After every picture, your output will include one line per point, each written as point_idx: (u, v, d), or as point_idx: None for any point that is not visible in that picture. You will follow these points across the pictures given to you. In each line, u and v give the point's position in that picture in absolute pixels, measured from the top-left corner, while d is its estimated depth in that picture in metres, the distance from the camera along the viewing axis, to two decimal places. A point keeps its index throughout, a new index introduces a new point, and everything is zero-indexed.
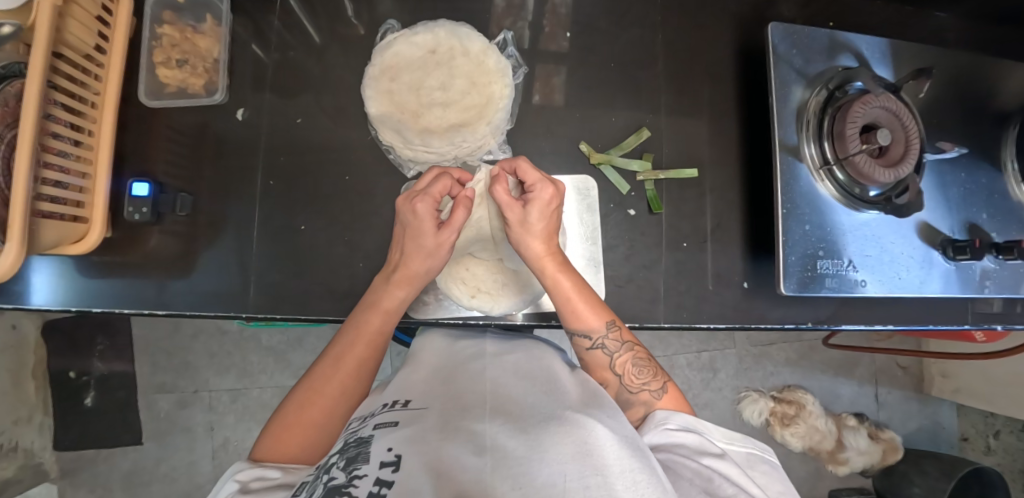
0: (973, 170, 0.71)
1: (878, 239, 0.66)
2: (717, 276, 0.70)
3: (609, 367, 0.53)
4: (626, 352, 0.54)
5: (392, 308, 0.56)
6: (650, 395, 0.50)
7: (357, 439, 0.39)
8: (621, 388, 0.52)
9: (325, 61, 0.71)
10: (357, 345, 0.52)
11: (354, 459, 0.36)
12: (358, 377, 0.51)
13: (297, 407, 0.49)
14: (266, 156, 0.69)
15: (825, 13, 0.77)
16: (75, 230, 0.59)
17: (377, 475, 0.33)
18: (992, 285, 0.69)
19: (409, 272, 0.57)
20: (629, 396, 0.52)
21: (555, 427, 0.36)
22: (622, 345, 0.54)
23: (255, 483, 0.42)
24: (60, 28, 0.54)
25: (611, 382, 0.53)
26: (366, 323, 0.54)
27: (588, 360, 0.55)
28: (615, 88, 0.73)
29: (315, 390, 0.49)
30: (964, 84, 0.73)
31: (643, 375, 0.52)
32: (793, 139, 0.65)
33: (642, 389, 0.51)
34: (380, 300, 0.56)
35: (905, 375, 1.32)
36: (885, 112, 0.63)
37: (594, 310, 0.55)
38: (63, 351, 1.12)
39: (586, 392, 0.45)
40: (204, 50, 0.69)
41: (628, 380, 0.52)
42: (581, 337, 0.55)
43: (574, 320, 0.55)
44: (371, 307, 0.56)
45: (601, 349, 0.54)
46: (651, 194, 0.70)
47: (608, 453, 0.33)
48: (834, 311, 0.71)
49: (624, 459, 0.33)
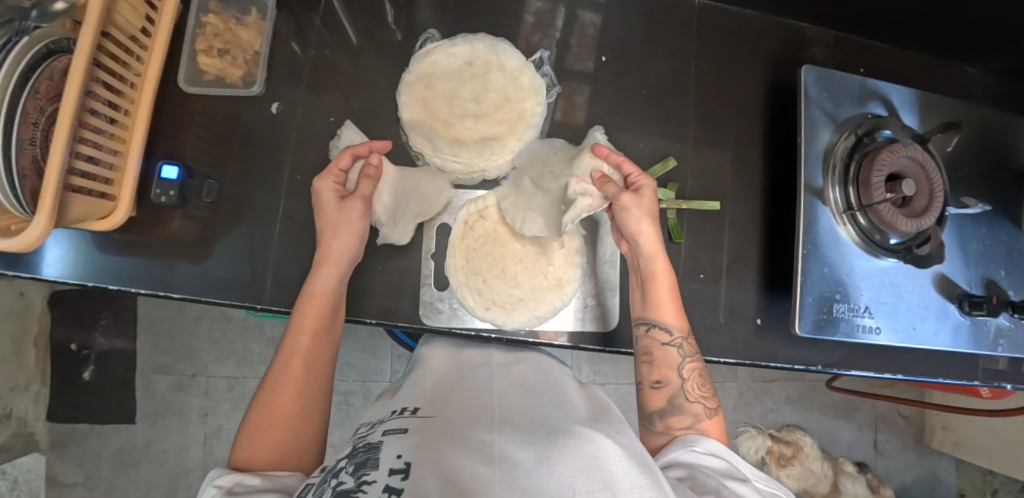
0: (994, 227, 0.71)
1: (894, 287, 0.66)
2: (731, 310, 0.70)
3: (676, 368, 0.53)
4: (697, 361, 0.54)
5: (326, 292, 0.55)
6: (703, 410, 0.51)
7: (366, 445, 0.40)
8: (680, 391, 0.52)
9: (360, 63, 0.73)
10: (301, 336, 0.52)
11: (362, 465, 0.36)
12: (309, 369, 0.51)
13: (262, 411, 0.48)
14: (293, 150, 0.70)
15: (856, 59, 0.78)
16: (102, 207, 0.59)
17: (386, 482, 0.32)
18: (1006, 344, 0.69)
19: (332, 251, 0.56)
20: (686, 403, 0.51)
21: (564, 440, 0.35)
22: (695, 353, 0.55)
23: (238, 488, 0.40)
24: (112, 9, 0.55)
25: (672, 382, 0.52)
26: (304, 314, 0.53)
27: (657, 355, 0.55)
28: (643, 115, 0.73)
29: (274, 391, 0.49)
30: (989, 141, 0.73)
31: (704, 389, 0.53)
32: (819, 182, 0.65)
33: (697, 402, 0.51)
34: (311, 288, 0.55)
35: (906, 424, 1.30)
36: (912, 163, 0.64)
37: (678, 314, 0.56)
38: (69, 323, 1.14)
39: (596, 408, 0.45)
40: (245, 41, 0.70)
41: (690, 387, 0.52)
42: (660, 330, 0.55)
43: (656, 314, 0.56)
44: (303, 296, 0.54)
45: (676, 347, 0.54)
46: (673, 222, 0.70)
47: (619, 468, 0.33)
48: (844, 356, 0.71)
49: (635, 474, 0.33)
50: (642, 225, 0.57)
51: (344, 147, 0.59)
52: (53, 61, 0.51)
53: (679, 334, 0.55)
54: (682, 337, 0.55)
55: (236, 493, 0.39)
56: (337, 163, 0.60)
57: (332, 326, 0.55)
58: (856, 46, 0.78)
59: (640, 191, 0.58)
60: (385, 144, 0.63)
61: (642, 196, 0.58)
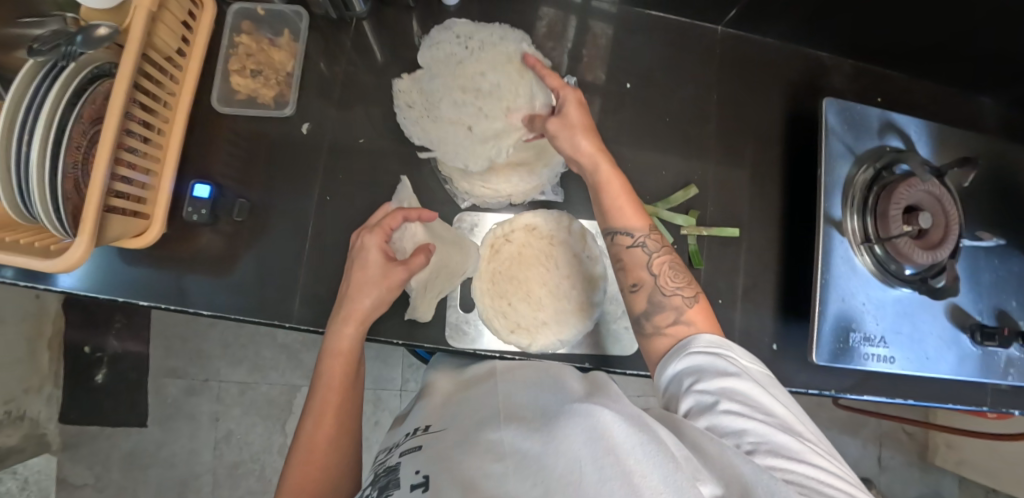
0: (1006, 258, 0.72)
1: (910, 317, 0.67)
2: (747, 335, 0.71)
3: (645, 267, 0.53)
4: (665, 253, 0.54)
5: (350, 348, 0.55)
6: (682, 299, 0.50)
7: (386, 469, 0.41)
8: (656, 289, 0.52)
9: (388, 84, 0.74)
10: (331, 392, 0.52)
11: (386, 487, 0.37)
12: (342, 423, 0.51)
13: (294, 470, 0.47)
14: (321, 169, 0.71)
15: (874, 89, 0.80)
16: (137, 225, 0.60)
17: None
18: (1016, 374, 0.70)
19: (358, 308, 0.55)
20: (663, 298, 0.51)
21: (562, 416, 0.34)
22: (661, 246, 0.54)
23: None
24: (151, 32, 0.56)
25: (645, 281, 0.52)
26: (332, 370, 0.53)
27: (625, 259, 0.54)
28: (665, 141, 0.75)
29: (311, 447, 0.48)
30: (1003, 174, 0.75)
31: (677, 280, 0.52)
32: (838, 212, 0.67)
33: (675, 293, 0.51)
34: (335, 345, 0.55)
35: (910, 441, 1.32)
36: (929, 196, 0.66)
37: (638, 214, 0.55)
38: (84, 325, 1.15)
39: (600, 385, 0.43)
40: (278, 62, 0.70)
41: (664, 282, 0.52)
42: (623, 235, 0.54)
43: (616, 219, 0.55)
44: (328, 354, 0.54)
45: (641, 247, 0.53)
46: (693, 249, 0.71)
47: (623, 423, 0.30)
48: (857, 382, 0.72)
49: (639, 427, 0.30)
50: (578, 140, 0.58)
51: (402, 211, 0.59)
52: (96, 86, 0.53)
53: (641, 232, 0.54)
54: (645, 235, 0.54)
55: None
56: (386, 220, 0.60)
57: (356, 381, 0.55)
58: (874, 76, 0.80)
59: (564, 113, 0.60)
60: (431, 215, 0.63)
61: (567, 116, 0.60)
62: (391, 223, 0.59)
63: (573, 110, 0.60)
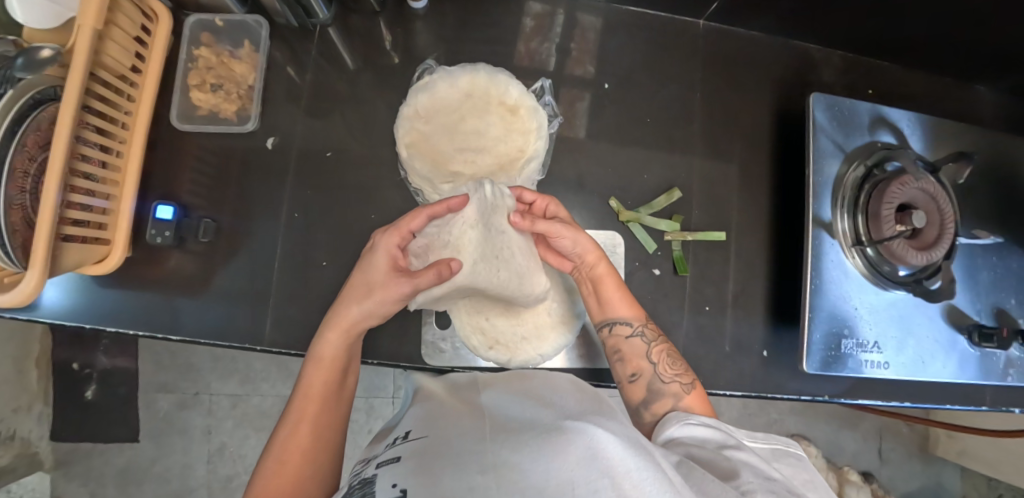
0: (1005, 255, 0.69)
1: (904, 321, 0.65)
2: (737, 342, 0.69)
3: (645, 356, 0.54)
4: (660, 344, 0.55)
5: (333, 358, 0.52)
6: (681, 387, 0.50)
7: (354, 481, 0.36)
8: (655, 376, 0.52)
9: (359, 93, 0.71)
10: (307, 404, 0.49)
11: None
12: (315, 438, 0.48)
13: (262, 486, 0.44)
14: (290, 184, 0.68)
15: (866, 81, 0.76)
16: (97, 251, 0.58)
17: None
18: (1015, 374, 0.68)
19: (345, 317, 0.53)
20: (663, 386, 0.51)
21: (555, 428, 0.27)
22: (656, 337, 0.56)
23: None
24: (99, 50, 0.54)
25: (645, 370, 0.53)
26: (311, 381, 0.51)
27: (625, 349, 0.55)
28: (648, 142, 0.72)
29: (281, 460, 0.45)
30: (1003, 167, 0.72)
31: (675, 367, 0.52)
32: (828, 214, 0.64)
33: (674, 381, 0.51)
34: (318, 354, 0.52)
35: (911, 433, 1.30)
36: (923, 194, 0.63)
37: (632, 305, 0.57)
38: (70, 343, 1.13)
39: (587, 390, 0.37)
40: (239, 75, 0.68)
41: (663, 369, 0.52)
42: (621, 325, 0.56)
43: (614, 311, 0.57)
44: (311, 362, 0.52)
45: (640, 337, 0.55)
46: (678, 255, 0.69)
47: (613, 452, 0.25)
48: (851, 386, 0.70)
49: (632, 459, 0.25)
50: (578, 242, 0.58)
51: (425, 206, 0.55)
52: (40, 112, 0.50)
53: (638, 322, 0.56)
54: (641, 325, 0.56)
55: None
56: (408, 221, 0.56)
57: (340, 394, 0.52)
58: (866, 67, 0.76)
59: (573, 245, 0.58)
60: (462, 201, 0.58)
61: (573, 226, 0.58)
62: (407, 225, 0.55)
63: (573, 247, 0.58)
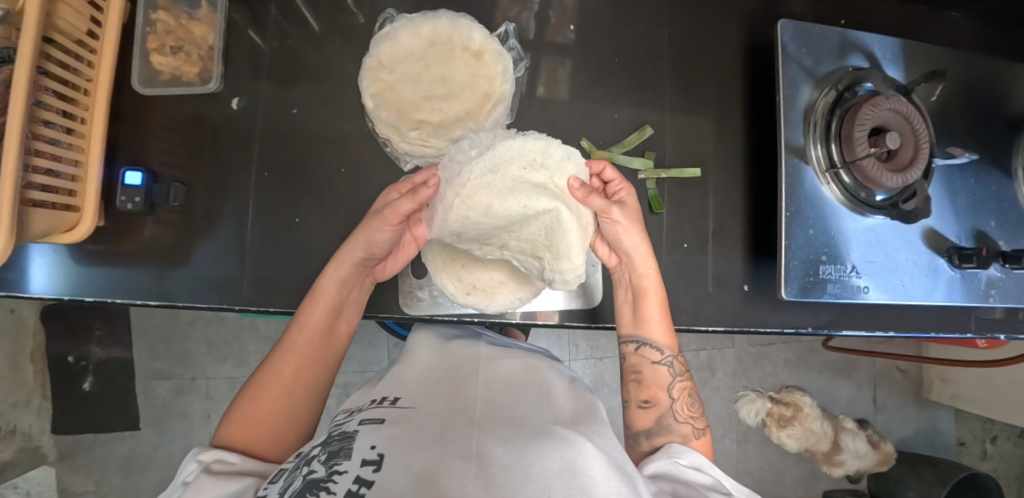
0: (982, 177, 0.69)
1: (882, 245, 0.65)
2: (719, 279, 0.69)
3: (665, 388, 0.56)
4: (684, 380, 0.57)
5: (331, 298, 0.57)
6: (689, 430, 0.53)
7: (342, 434, 0.41)
8: (669, 411, 0.54)
9: (323, 51, 0.70)
10: (297, 341, 0.54)
11: (336, 453, 0.37)
12: (298, 374, 0.53)
13: (247, 406, 0.51)
14: (260, 146, 0.67)
15: (838, 11, 0.75)
16: (67, 219, 0.58)
17: (357, 473, 0.33)
18: (998, 295, 0.68)
19: (346, 253, 0.57)
20: (674, 423, 0.54)
21: (544, 440, 0.35)
22: (682, 372, 0.57)
23: (217, 466, 0.44)
24: (49, 13, 0.53)
25: (662, 402, 0.55)
26: (307, 318, 0.56)
27: (647, 374, 0.57)
28: (619, 85, 0.71)
29: (263, 389, 0.51)
30: (977, 90, 0.71)
31: (691, 410, 0.55)
32: (800, 141, 0.64)
33: (685, 423, 0.54)
34: (320, 291, 0.57)
35: (904, 379, 1.31)
36: (896, 115, 0.62)
37: (667, 333, 0.58)
38: (63, 336, 1.13)
39: (579, 405, 0.45)
40: (199, 37, 0.67)
41: (679, 407, 0.55)
42: (650, 349, 0.57)
43: (645, 333, 0.58)
44: (311, 298, 0.57)
45: (666, 367, 0.57)
46: (652, 193, 0.68)
47: (596, 473, 0.33)
48: (835, 316, 0.70)
49: (611, 481, 0.33)
50: (634, 239, 0.58)
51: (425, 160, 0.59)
52: None
53: (669, 353, 0.57)
54: (671, 356, 0.57)
55: (214, 472, 0.43)
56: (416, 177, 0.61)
57: (332, 334, 0.57)
58: None
59: (626, 241, 0.58)
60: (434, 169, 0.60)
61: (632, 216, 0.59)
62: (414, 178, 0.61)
63: (627, 242, 0.58)
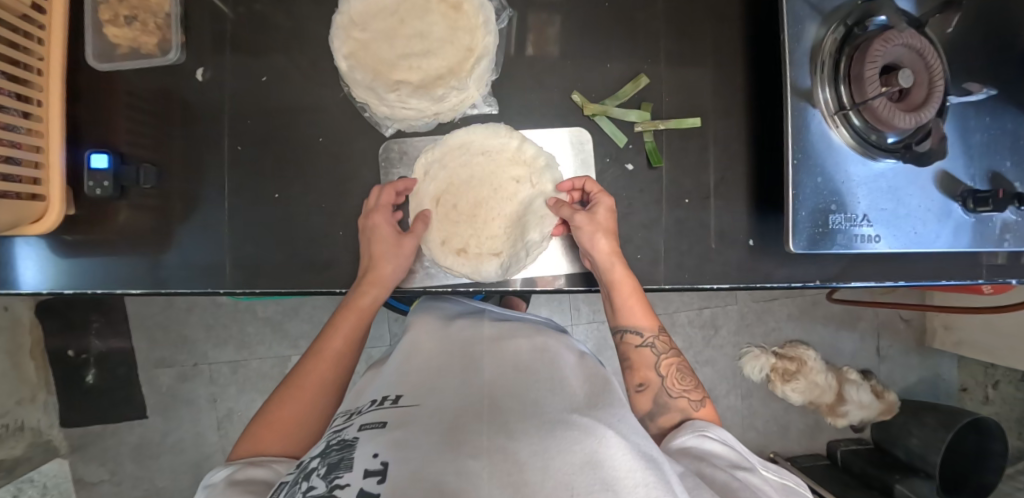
0: (1000, 114, 0.65)
1: (894, 191, 0.62)
2: (722, 233, 0.66)
3: (653, 367, 0.53)
4: (672, 356, 0.55)
5: (365, 308, 0.58)
6: (688, 404, 0.50)
7: (340, 442, 0.36)
8: (662, 390, 0.52)
9: (288, 10, 0.65)
10: (329, 346, 0.54)
11: (336, 464, 0.33)
12: (332, 379, 0.52)
13: (278, 405, 0.49)
14: (231, 119, 0.64)
15: None
16: (33, 209, 0.55)
17: (361, 485, 0.29)
18: (1012, 238, 0.65)
19: (380, 274, 0.58)
20: (669, 400, 0.51)
21: (561, 431, 0.32)
22: (669, 349, 0.55)
23: (240, 475, 0.40)
24: None
25: (653, 381, 0.52)
26: (337, 329, 0.56)
27: (634, 358, 0.55)
28: (610, 32, 0.66)
29: (296, 389, 0.50)
30: (993, 20, 0.66)
31: (684, 383, 0.52)
32: (806, 83, 0.59)
33: (682, 397, 0.51)
34: (355, 300, 0.58)
35: (907, 329, 1.30)
36: (909, 51, 0.58)
37: (646, 313, 0.57)
38: (60, 330, 1.12)
39: (594, 390, 0.42)
40: (154, 3, 0.62)
41: (670, 383, 0.52)
42: (632, 335, 0.56)
43: (625, 319, 0.57)
44: (346, 308, 0.58)
45: (650, 348, 0.55)
46: (650, 145, 0.65)
47: (621, 462, 0.30)
48: (843, 268, 0.68)
49: (638, 472, 0.30)
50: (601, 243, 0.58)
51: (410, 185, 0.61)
52: None
53: (650, 334, 0.55)
54: (653, 336, 0.55)
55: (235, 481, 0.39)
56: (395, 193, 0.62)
57: (359, 345, 0.57)
58: None
59: (594, 243, 0.58)
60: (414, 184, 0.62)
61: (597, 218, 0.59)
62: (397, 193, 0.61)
63: (600, 243, 0.58)
